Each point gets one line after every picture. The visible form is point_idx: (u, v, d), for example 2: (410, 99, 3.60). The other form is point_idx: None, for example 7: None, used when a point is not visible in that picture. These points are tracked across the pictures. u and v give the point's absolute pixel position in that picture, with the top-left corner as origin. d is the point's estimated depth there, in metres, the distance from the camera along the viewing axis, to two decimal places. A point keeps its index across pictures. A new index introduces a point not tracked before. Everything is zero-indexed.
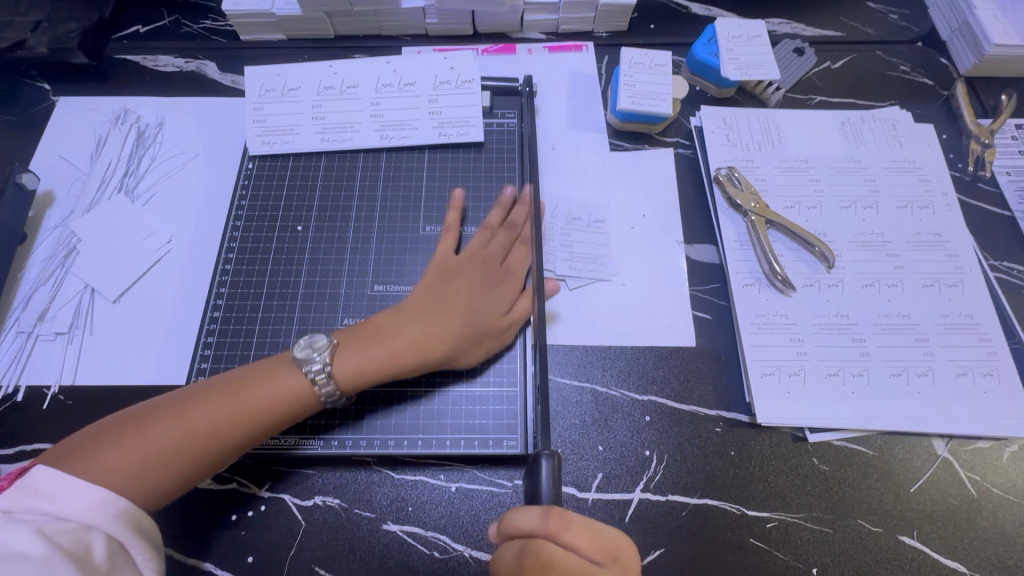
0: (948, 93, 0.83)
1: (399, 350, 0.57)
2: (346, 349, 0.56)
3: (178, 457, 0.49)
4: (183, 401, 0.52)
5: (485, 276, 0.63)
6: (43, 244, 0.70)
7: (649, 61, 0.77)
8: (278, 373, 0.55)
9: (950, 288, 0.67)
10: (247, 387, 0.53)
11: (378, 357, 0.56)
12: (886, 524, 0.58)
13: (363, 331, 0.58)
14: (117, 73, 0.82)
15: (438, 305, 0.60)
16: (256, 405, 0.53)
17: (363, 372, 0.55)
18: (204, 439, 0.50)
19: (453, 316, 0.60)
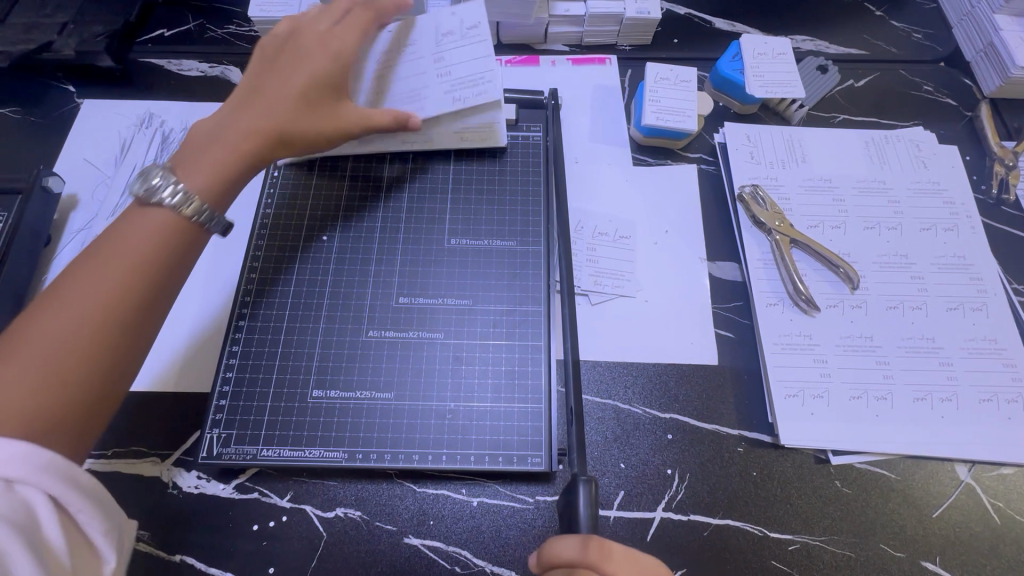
0: (972, 114, 0.83)
1: (243, 141, 0.56)
2: (192, 157, 0.54)
3: (73, 379, 0.43)
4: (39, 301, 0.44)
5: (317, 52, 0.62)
6: (67, 247, 0.70)
7: (674, 77, 0.77)
8: (128, 223, 0.49)
9: (974, 312, 0.67)
10: (108, 248, 0.47)
11: (221, 157, 0.55)
12: (910, 550, 0.58)
13: (214, 129, 0.56)
14: (142, 77, 0.82)
15: (294, 97, 0.59)
16: (133, 253, 0.47)
17: (213, 169, 0.54)
18: (96, 314, 0.44)
19: (310, 110, 0.60)
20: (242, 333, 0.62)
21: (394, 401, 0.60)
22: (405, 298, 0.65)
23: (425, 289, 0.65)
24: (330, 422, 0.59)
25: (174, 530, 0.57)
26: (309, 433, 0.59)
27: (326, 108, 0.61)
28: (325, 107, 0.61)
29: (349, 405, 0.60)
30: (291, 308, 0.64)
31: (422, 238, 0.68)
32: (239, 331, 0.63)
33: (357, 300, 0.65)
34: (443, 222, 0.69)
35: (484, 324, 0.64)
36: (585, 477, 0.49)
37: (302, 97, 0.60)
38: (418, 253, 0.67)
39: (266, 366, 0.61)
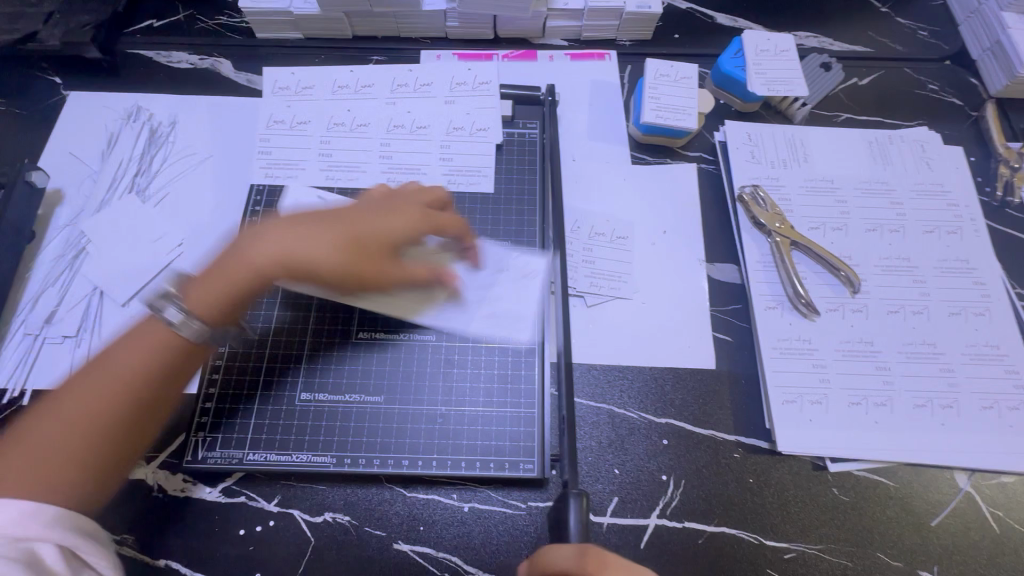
0: (977, 114, 0.81)
1: (250, 272, 0.51)
2: (204, 276, 0.51)
3: (58, 471, 0.41)
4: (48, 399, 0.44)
5: (394, 207, 0.58)
6: (52, 244, 0.69)
7: (674, 73, 0.75)
8: (134, 332, 0.48)
9: (977, 317, 0.66)
10: (109, 357, 0.46)
11: (233, 274, 0.51)
12: (908, 560, 0.57)
13: (229, 256, 0.53)
14: (130, 68, 0.80)
15: (299, 228, 0.55)
16: (129, 373, 0.46)
17: (218, 287, 0.50)
18: (94, 420, 0.43)
19: (324, 226, 0.55)
20: None
21: (384, 404, 0.59)
22: None
23: None
24: (319, 425, 0.58)
25: (158, 535, 0.56)
26: (298, 437, 0.58)
27: (339, 225, 0.55)
28: (336, 224, 0.55)
29: (338, 408, 0.59)
30: (279, 309, 0.63)
31: None
32: None
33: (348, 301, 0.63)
34: None
35: None
36: (576, 493, 0.51)
37: (308, 224, 0.55)
38: None
39: (253, 368, 0.60)
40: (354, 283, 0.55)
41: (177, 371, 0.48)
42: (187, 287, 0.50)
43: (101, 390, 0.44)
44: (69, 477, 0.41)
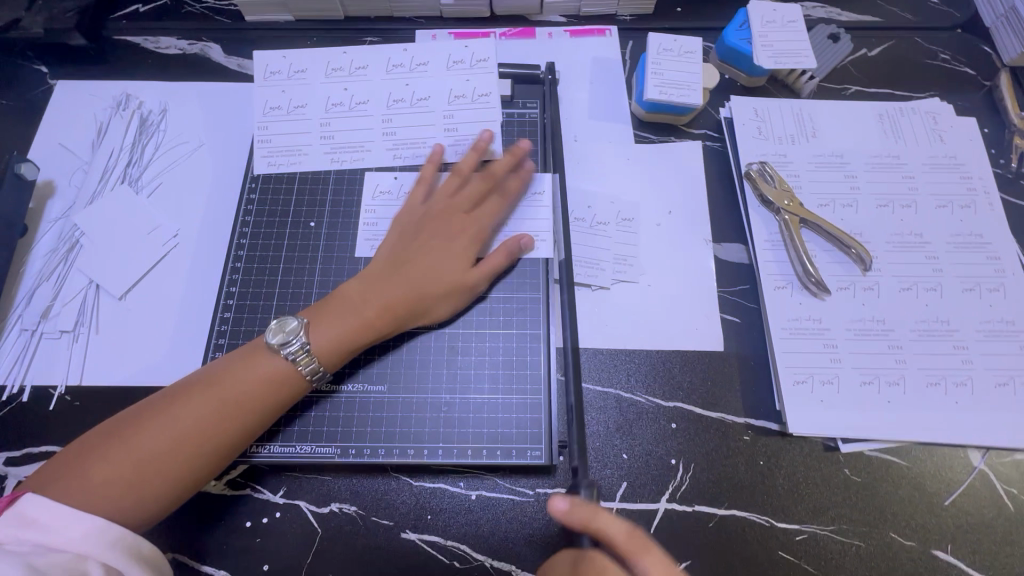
0: (990, 84, 0.79)
1: (374, 317, 0.56)
2: (321, 324, 0.55)
3: (145, 487, 0.47)
4: (155, 406, 0.50)
5: (452, 225, 0.61)
6: (44, 238, 0.67)
7: (678, 48, 0.73)
8: (252, 361, 0.53)
9: (991, 293, 0.64)
10: (226, 377, 0.52)
11: (354, 324, 0.55)
12: (920, 539, 0.56)
13: (331, 302, 0.57)
14: (117, 56, 0.78)
15: (387, 271, 0.58)
16: (235, 402, 0.51)
17: (350, 338, 0.55)
18: (183, 449, 0.48)
19: (398, 257, 0.59)
20: (228, 326, 0.61)
21: (388, 394, 0.58)
22: None
23: None
24: (321, 416, 0.57)
25: (163, 529, 0.55)
26: (302, 429, 0.57)
27: (420, 258, 0.59)
28: (415, 258, 0.59)
29: (340, 399, 0.58)
30: (278, 300, 0.62)
31: None
32: (225, 324, 0.61)
33: None
34: None
35: (481, 313, 0.61)
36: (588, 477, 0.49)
37: (391, 266, 0.59)
38: None
39: None
40: (440, 298, 0.58)
41: (267, 412, 0.52)
42: (313, 329, 0.55)
43: (195, 420, 0.49)
44: (147, 495, 0.47)
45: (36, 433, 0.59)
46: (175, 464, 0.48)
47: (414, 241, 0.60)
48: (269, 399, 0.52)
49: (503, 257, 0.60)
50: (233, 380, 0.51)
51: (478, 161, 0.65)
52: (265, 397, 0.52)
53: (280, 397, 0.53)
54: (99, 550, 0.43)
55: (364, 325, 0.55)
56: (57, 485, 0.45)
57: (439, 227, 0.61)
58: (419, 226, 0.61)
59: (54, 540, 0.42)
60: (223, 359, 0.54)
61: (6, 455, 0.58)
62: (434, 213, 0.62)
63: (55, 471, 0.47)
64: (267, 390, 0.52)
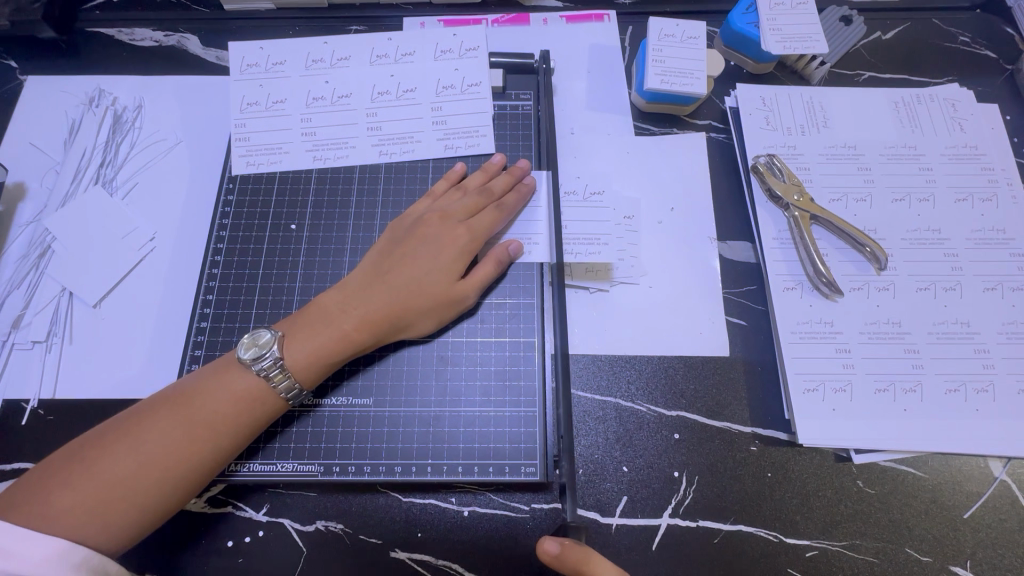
0: (1012, 68, 0.74)
1: (352, 330, 0.52)
2: (296, 339, 0.52)
3: (110, 514, 0.44)
4: (123, 426, 0.47)
5: (442, 236, 0.57)
6: (15, 243, 0.64)
7: (680, 33, 0.68)
8: (229, 376, 0.50)
9: (1014, 292, 0.60)
10: (201, 394, 0.49)
11: (331, 338, 0.52)
12: (938, 555, 0.53)
13: (308, 314, 0.53)
14: (89, 49, 0.74)
15: (369, 280, 0.55)
16: (211, 421, 0.48)
17: (328, 354, 0.52)
18: (152, 473, 0.45)
19: (381, 266, 0.56)
20: (205, 336, 0.57)
21: (374, 407, 0.55)
22: None
23: None
24: (304, 432, 0.54)
25: (140, 550, 0.53)
26: (284, 445, 0.54)
27: (404, 266, 0.55)
28: (399, 266, 0.55)
29: (324, 412, 0.55)
30: (257, 308, 0.59)
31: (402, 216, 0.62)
32: (202, 334, 0.58)
33: None
34: None
35: (472, 320, 0.58)
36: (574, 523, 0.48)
37: (374, 274, 0.55)
38: None
39: None
40: (425, 311, 0.54)
41: (245, 431, 0.49)
42: (289, 343, 0.51)
43: (166, 442, 0.46)
44: (118, 521, 0.44)
45: (8, 449, 0.56)
46: (144, 490, 0.45)
47: (398, 247, 0.57)
48: (245, 419, 0.49)
49: (492, 266, 0.57)
50: (208, 396, 0.49)
51: (483, 182, 0.61)
52: (241, 417, 0.49)
53: (256, 416, 0.50)
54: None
55: (342, 339, 0.52)
56: (16, 513, 0.42)
57: (428, 233, 0.57)
58: (408, 233, 0.57)
59: (15, 567, 0.39)
60: (195, 375, 0.51)
61: None
62: (429, 219, 0.58)
63: (16, 495, 0.44)
64: (243, 408, 0.49)
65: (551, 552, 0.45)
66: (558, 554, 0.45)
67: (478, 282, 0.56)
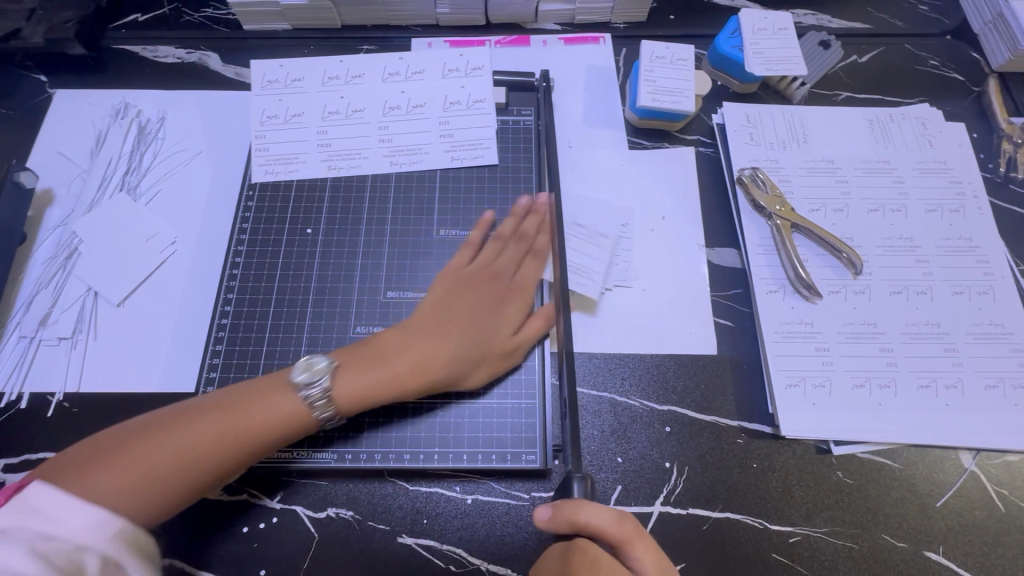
0: (979, 90, 0.80)
1: (406, 373, 0.55)
2: (348, 371, 0.55)
3: (150, 491, 0.47)
4: (166, 419, 0.50)
5: (493, 292, 0.61)
6: (43, 245, 0.68)
7: (670, 55, 0.74)
8: (279, 390, 0.53)
9: (981, 296, 0.65)
10: (252, 402, 0.52)
11: (382, 379, 0.55)
12: (912, 541, 0.57)
13: (365, 353, 0.56)
14: (116, 64, 0.79)
15: (427, 327, 0.58)
16: (260, 423, 0.51)
17: (375, 394, 0.54)
18: (195, 466, 0.49)
19: (434, 318, 0.59)
20: (226, 332, 0.61)
21: (384, 399, 0.59)
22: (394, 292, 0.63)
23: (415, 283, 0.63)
24: None
25: (160, 534, 0.56)
26: (298, 434, 0.57)
27: (459, 317, 0.59)
28: (454, 317, 0.59)
29: None
30: (274, 306, 0.62)
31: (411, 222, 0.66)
32: (223, 330, 0.61)
33: (343, 297, 0.63)
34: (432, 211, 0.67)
35: None
36: (580, 474, 0.51)
37: (434, 322, 0.58)
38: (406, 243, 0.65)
39: (250, 364, 0.60)
40: (475, 363, 0.58)
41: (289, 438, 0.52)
42: (337, 377, 0.54)
43: (210, 440, 0.49)
44: (157, 497, 0.47)
45: (35, 438, 0.59)
46: (185, 480, 0.49)
47: (452, 299, 0.60)
48: (285, 434, 0.52)
49: (542, 322, 0.61)
50: (258, 404, 0.52)
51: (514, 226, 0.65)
52: (286, 429, 0.52)
53: (298, 434, 0.53)
54: (98, 542, 0.42)
55: (392, 380, 0.55)
56: (66, 484, 0.45)
57: (479, 287, 0.61)
58: (462, 285, 0.61)
59: (58, 530, 0.41)
60: (243, 385, 0.54)
61: (4, 461, 0.58)
62: (480, 274, 0.62)
63: (64, 465, 0.47)
64: (292, 422, 0.52)
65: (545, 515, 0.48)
66: (549, 517, 0.48)
67: (533, 336, 0.60)
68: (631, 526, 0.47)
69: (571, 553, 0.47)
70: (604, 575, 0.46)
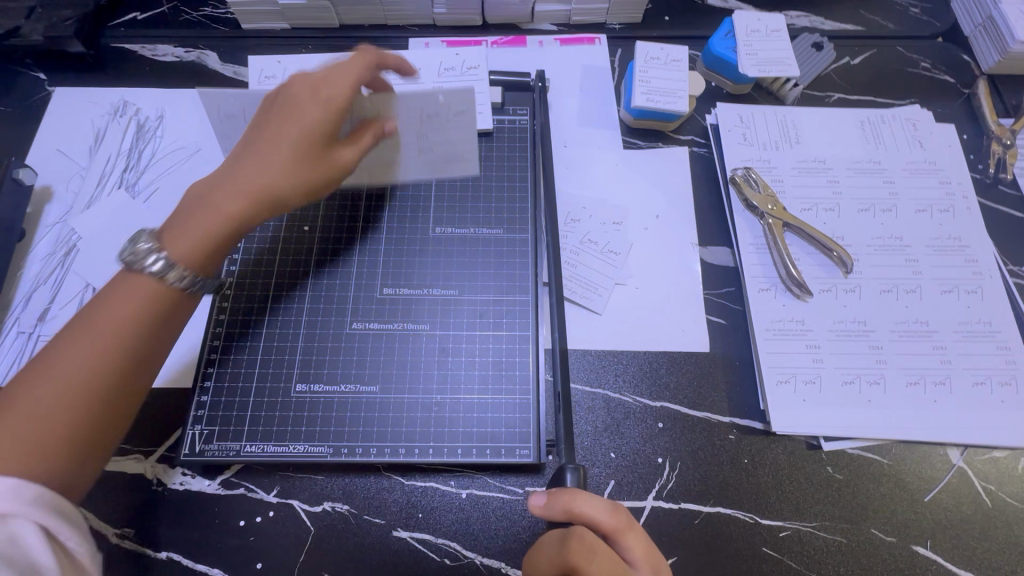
0: (969, 92, 0.81)
1: (228, 207, 0.51)
2: (174, 231, 0.50)
3: (45, 449, 0.41)
4: (28, 366, 0.43)
5: (297, 99, 0.54)
6: (42, 242, 0.68)
7: (665, 56, 0.74)
8: (118, 286, 0.47)
9: (969, 295, 0.66)
10: (98, 309, 0.46)
11: (215, 220, 0.50)
12: (900, 535, 0.58)
13: (190, 205, 0.51)
14: (115, 63, 0.79)
15: (232, 166, 0.53)
16: (112, 325, 0.46)
17: (211, 234, 0.50)
18: (76, 400, 0.43)
19: (232, 170, 0.53)
20: (223, 328, 0.61)
21: (380, 394, 0.59)
22: (390, 289, 0.64)
23: (410, 281, 0.64)
24: (314, 417, 0.58)
25: (159, 528, 0.56)
26: (294, 429, 0.58)
27: (269, 137, 0.53)
28: (262, 137, 0.53)
29: (333, 399, 0.59)
30: (272, 302, 0.63)
31: (407, 220, 0.67)
32: (220, 326, 0.61)
33: (340, 294, 0.63)
34: (428, 210, 0.68)
35: (472, 315, 0.63)
36: (573, 464, 0.50)
37: (245, 151, 0.53)
38: (403, 241, 0.66)
39: (247, 359, 0.60)
40: (297, 170, 0.53)
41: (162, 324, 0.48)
42: (166, 237, 0.49)
43: (81, 367, 0.43)
44: (54, 455, 0.41)
45: None
46: (72, 423, 0.43)
47: (260, 140, 0.54)
48: (155, 313, 0.48)
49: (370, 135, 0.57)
50: (107, 308, 0.46)
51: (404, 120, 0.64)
52: (147, 309, 0.47)
53: (171, 303, 0.49)
54: (23, 510, 0.39)
55: (221, 217, 0.50)
56: None
57: (281, 125, 0.53)
58: (267, 128, 0.54)
59: None
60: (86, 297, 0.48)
61: None
62: (279, 108, 0.54)
63: None
64: (142, 300, 0.47)
65: (539, 503, 0.48)
66: (545, 503, 0.48)
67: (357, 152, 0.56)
68: (624, 516, 0.48)
69: (568, 539, 0.46)
70: (601, 561, 0.45)
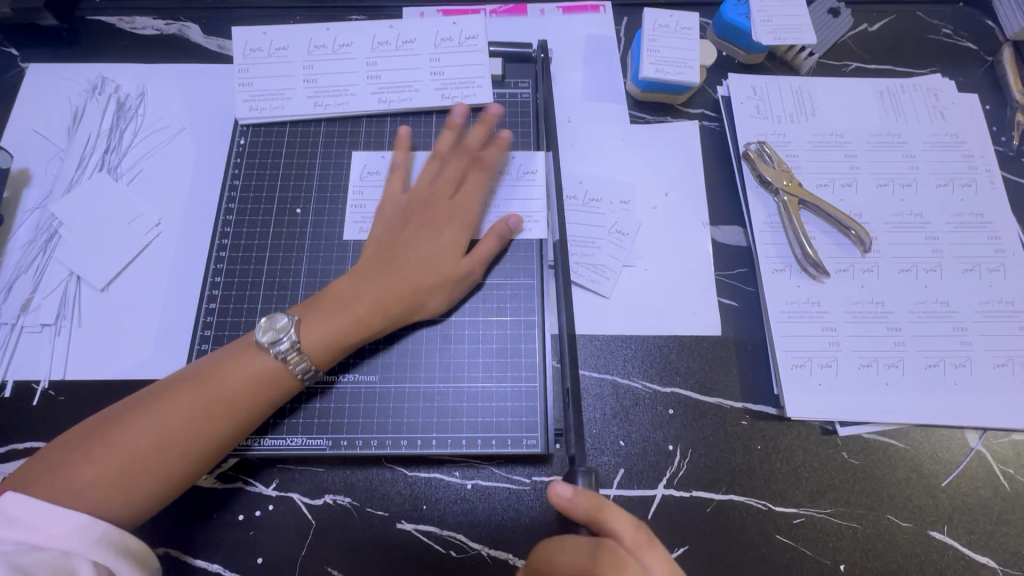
0: (992, 59, 0.77)
1: (366, 314, 0.54)
2: (311, 321, 0.53)
3: (133, 486, 0.45)
4: (143, 405, 0.48)
5: (439, 215, 0.59)
6: (21, 228, 0.65)
7: (674, 23, 0.70)
8: (241, 357, 0.51)
9: (991, 274, 0.63)
10: (217, 376, 0.50)
11: (347, 324, 0.53)
12: (918, 520, 0.56)
13: (322, 300, 0.55)
14: (91, 36, 0.75)
15: (378, 267, 0.56)
16: (225, 397, 0.49)
17: (343, 338, 0.53)
18: (175, 451, 0.47)
19: (394, 269, 0.56)
20: (215, 317, 0.59)
21: (379, 384, 0.57)
22: None
23: None
24: (312, 409, 0.56)
25: (154, 525, 0.54)
26: (292, 421, 0.56)
27: (410, 248, 0.57)
28: (404, 249, 0.57)
29: (332, 390, 0.57)
30: (265, 290, 0.60)
31: None
32: (211, 315, 0.59)
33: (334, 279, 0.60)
34: None
35: (475, 299, 0.60)
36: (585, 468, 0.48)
37: (380, 260, 0.57)
38: None
39: None
40: (433, 293, 0.56)
41: (264, 405, 0.51)
42: (302, 325, 0.53)
43: (185, 423, 0.47)
44: (138, 493, 0.46)
45: (20, 428, 0.57)
46: (165, 471, 0.47)
47: (401, 235, 0.58)
48: (262, 396, 0.50)
49: (494, 239, 0.58)
50: (222, 375, 0.50)
51: (454, 140, 0.62)
52: (257, 395, 0.50)
53: (276, 394, 0.51)
54: (84, 546, 0.42)
55: (356, 323, 0.53)
56: (45, 486, 0.44)
57: (428, 218, 0.59)
58: (409, 216, 0.59)
59: (38, 538, 0.41)
60: (211, 356, 0.52)
61: None
62: (422, 204, 0.60)
63: (41, 465, 0.45)
64: (257, 385, 0.50)
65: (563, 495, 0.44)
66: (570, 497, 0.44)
67: (484, 257, 0.58)
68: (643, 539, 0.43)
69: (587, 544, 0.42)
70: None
